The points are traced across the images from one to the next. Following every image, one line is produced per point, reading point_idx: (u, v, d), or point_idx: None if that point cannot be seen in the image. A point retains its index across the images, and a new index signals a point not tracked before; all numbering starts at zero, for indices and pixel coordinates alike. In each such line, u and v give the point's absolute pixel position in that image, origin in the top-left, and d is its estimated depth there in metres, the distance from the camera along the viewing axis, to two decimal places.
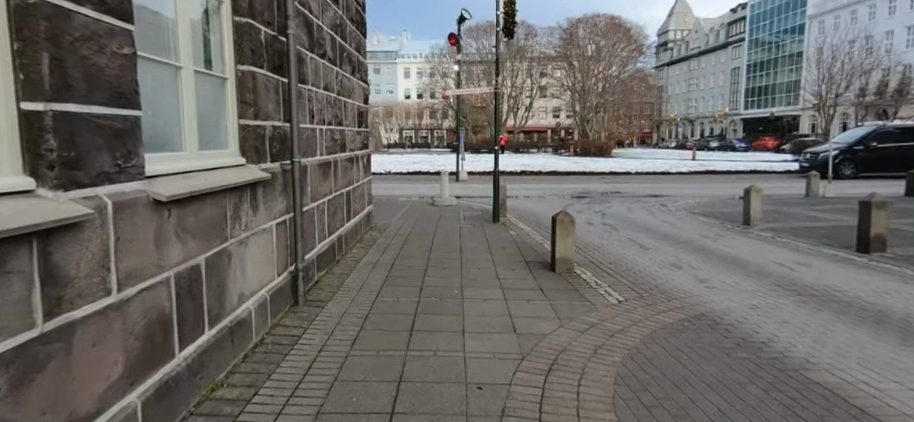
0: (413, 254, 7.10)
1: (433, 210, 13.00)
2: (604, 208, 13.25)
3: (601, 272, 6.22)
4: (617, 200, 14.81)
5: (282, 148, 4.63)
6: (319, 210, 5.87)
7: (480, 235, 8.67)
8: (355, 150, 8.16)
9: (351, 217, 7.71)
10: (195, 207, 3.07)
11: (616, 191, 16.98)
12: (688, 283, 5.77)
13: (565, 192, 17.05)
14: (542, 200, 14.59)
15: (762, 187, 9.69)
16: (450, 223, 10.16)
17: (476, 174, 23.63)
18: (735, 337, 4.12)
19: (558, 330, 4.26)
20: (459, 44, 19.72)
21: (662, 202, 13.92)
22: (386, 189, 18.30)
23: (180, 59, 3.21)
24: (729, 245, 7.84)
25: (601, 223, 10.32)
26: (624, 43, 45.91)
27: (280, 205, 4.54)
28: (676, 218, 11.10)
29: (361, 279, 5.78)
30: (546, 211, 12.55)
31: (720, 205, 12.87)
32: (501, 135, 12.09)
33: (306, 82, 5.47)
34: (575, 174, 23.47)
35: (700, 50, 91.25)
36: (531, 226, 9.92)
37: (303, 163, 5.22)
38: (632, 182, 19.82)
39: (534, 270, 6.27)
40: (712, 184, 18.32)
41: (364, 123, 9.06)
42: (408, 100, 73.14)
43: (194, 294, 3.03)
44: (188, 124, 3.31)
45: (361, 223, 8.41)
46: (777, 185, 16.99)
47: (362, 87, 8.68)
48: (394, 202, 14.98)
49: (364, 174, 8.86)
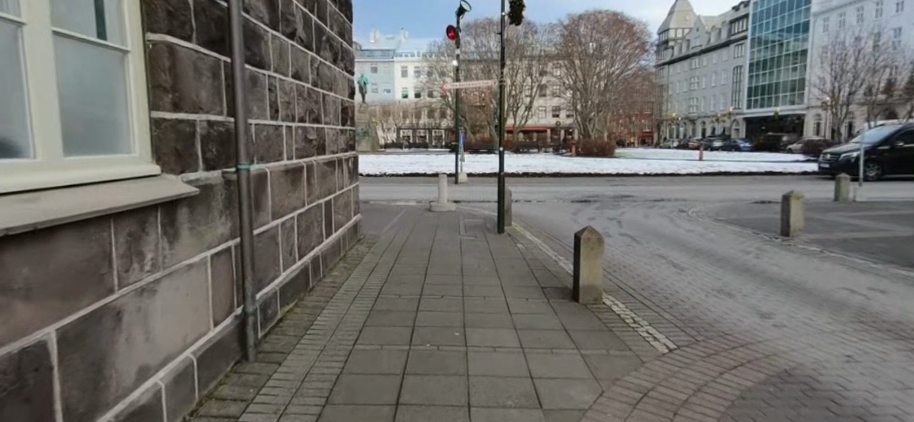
0: (404, 277, 5.94)
1: (430, 217, 11.83)
2: (617, 214, 12.09)
3: (636, 303, 5.05)
4: (630, 205, 13.65)
5: (222, 152, 3.44)
6: (284, 228, 4.69)
7: (482, 249, 7.53)
8: (337, 152, 6.97)
9: (332, 232, 6.53)
10: (36, 249, 1.89)
11: (627, 195, 15.82)
12: (747, 319, 4.61)
13: (572, 196, 15.89)
14: (549, 206, 13.42)
15: (803, 193, 8.51)
16: (447, 234, 9.02)
17: (476, 175, 22.44)
18: (850, 416, 2.94)
19: (599, 402, 3.09)
20: (458, 37, 18.52)
21: (680, 207, 12.75)
22: (380, 192, 17.13)
23: (22, 11, 2.02)
24: (777, 264, 6.66)
25: (618, 234, 9.17)
26: (628, 39, 44.70)
27: (219, 228, 3.35)
28: (701, 226, 9.95)
29: (338, 316, 4.61)
30: (554, 219, 11.39)
31: (746, 211, 11.70)
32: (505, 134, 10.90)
33: (265, 67, 4.28)
34: (580, 176, 22.31)
35: (701, 49, 90.01)
36: (540, 238, 8.76)
37: (258, 169, 4.04)
38: (642, 184, 18.68)
39: (552, 300, 5.10)
40: (729, 187, 17.17)
41: (350, 120, 7.87)
42: (406, 100, 72.07)
43: (30, 394, 1.85)
44: (38, 114, 2.11)
45: (346, 236, 7.28)
46: (800, 189, 15.86)
47: (346, 78, 7.50)
48: (388, 207, 13.82)
49: (349, 179, 7.69)
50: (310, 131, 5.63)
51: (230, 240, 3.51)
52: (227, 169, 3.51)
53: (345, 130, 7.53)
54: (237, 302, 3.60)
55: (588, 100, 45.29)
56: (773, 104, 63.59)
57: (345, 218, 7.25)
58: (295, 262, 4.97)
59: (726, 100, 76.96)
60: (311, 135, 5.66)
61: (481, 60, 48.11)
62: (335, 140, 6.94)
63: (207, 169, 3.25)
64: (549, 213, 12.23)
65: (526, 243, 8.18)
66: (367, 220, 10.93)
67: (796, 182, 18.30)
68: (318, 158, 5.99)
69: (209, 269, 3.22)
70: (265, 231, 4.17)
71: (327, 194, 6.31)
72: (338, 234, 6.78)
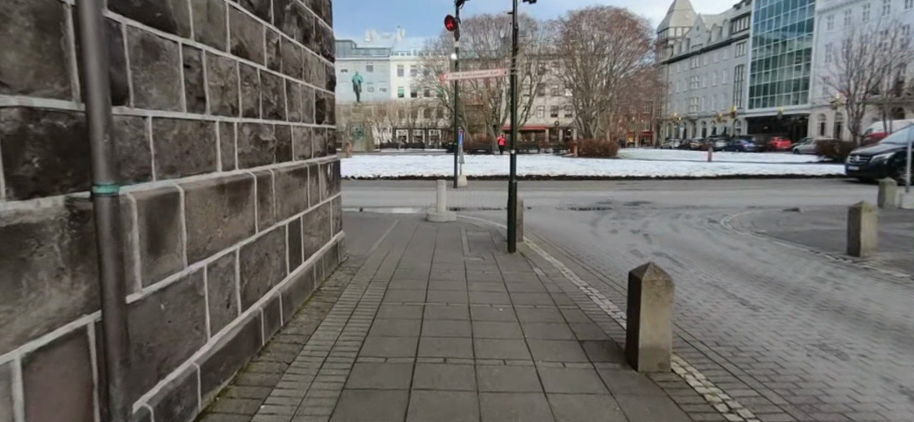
0: (394, 325, 4.46)
1: (426, 229, 10.36)
2: (640, 224, 10.66)
3: (719, 373, 3.58)
4: (651, 213, 12.22)
5: (66, 165, 1.95)
6: (217, 272, 3.22)
7: (492, 276, 6.11)
8: (309, 156, 5.49)
9: (302, 262, 5.06)
10: None
11: (645, 201, 14.38)
12: (892, 402, 3.17)
13: (585, 203, 14.45)
14: (561, 215, 11.97)
15: (876, 203, 7.09)
16: (447, 253, 7.60)
17: (476, 178, 20.98)
18: None
19: None
20: (457, 28, 17.00)
21: (710, 217, 11.35)
22: (372, 198, 15.67)
23: None
24: (873, 300, 5.24)
25: (651, 254, 7.73)
26: (631, 36, 43.26)
27: (49, 300, 1.87)
28: (745, 241, 8.54)
29: (293, 401, 3.14)
30: (570, 232, 9.95)
31: (788, 223, 10.31)
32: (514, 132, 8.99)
33: (173, 31, 2.80)
34: (587, 179, 20.88)
35: (702, 48, 88.58)
36: (558, 258, 7.31)
37: (154, 191, 2.57)
38: (657, 189, 17.25)
39: (599, 368, 3.65)
40: (753, 191, 15.81)
41: (328, 117, 6.39)
42: (402, 99, 70.45)
43: None
44: None
45: (323, 262, 5.84)
46: (834, 196, 14.54)
47: (321, 64, 6.03)
48: (380, 217, 12.35)
49: (328, 191, 6.23)
50: (265, 130, 4.14)
51: (85, 316, 2.03)
52: (78, 193, 2.01)
53: (321, 127, 6.05)
54: (100, 419, 2.12)
55: (590, 100, 43.93)
56: (777, 104, 62.34)
57: (320, 240, 5.80)
58: (237, 316, 3.52)
59: (727, 100, 75.74)
60: (267, 135, 4.18)
61: (480, 58, 46.67)
62: (306, 141, 5.45)
63: (18, 197, 1.74)
64: (565, 225, 10.77)
65: (543, 266, 6.76)
66: (353, 233, 9.48)
67: (823, 186, 16.95)
68: (279, 167, 4.53)
69: (21, 383, 1.73)
70: (172, 284, 2.69)
71: (294, 212, 4.87)
72: (310, 262, 5.32)
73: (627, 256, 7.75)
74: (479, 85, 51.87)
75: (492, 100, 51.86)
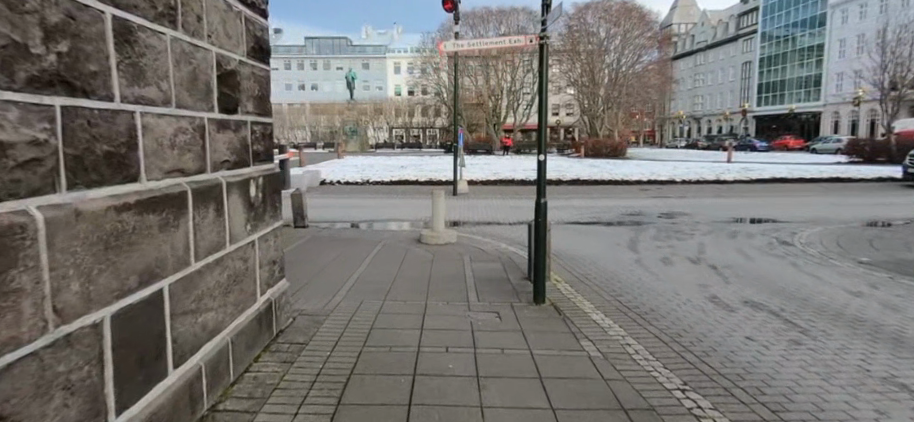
0: None
1: (415, 257, 7.87)
2: (694, 250, 8.33)
3: None
4: (698, 231, 9.92)
5: None
6: None
7: (518, 368, 3.71)
8: (196, 176, 3.03)
9: (163, 382, 2.62)
10: None
11: (682, 214, 12.08)
12: None
13: (610, 216, 12.10)
14: (589, 237, 9.56)
15: None
16: (444, 306, 5.18)
17: (478, 183, 18.69)
18: None
19: None
20: (457, 9, 14.59)
21: (779, 238, 9.03)
22: (354, 208, 13.31)
23: None
24: None
25: (741, 304, 5.32)
26: (640, 29, 40.74)
27: None
28: (860, 281, 6.18)
29: None
30: (610, 262, 7.52)
31: (888, 250, 7.98)
32: (546, 128, 5.27)
33: None
34: (601, 184, 18.55)
35: (706, 44, 86.40)
36: (611, 317, 4.89)
37: None
38: (688, 197, 14.92)
39: None
40: (804, 202, 13.56)
41: (249, 105, 3.90)
42: (398, 97, 67.98)
43: None
44: None
45: (233, 349, 3.41)
46: (907, 208, 12.25)
47: (227, 13, 3.53)
48: (362, 234, 10.01)
49: (248, 226, 3.75)
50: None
51: None
52: None
53: (234, 120, 3.61)
54: None
55: (595, 97, 41.63)
56: (786, 101, 60.20)
57: (224, 316, 3.34)
58: None
59: (734, 98, 73.38)
60: (8, 130, 1.74)
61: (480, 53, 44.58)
62: (190, 144, 2.98)
63: None
64: (599, 251, 8.36)
65: (593, 336, 4.35)
66: (310, 265, 7.00)
67: (882, 194, 14.68)
68: (83, 199, 2.09)
69: None
70: None
71: (139, 284, 2.43)
72: (191, 370, 2.89)
73: (707, 305, 5.34)
74: (478, 83, 49.42)
75: (492, 99, 49.65)
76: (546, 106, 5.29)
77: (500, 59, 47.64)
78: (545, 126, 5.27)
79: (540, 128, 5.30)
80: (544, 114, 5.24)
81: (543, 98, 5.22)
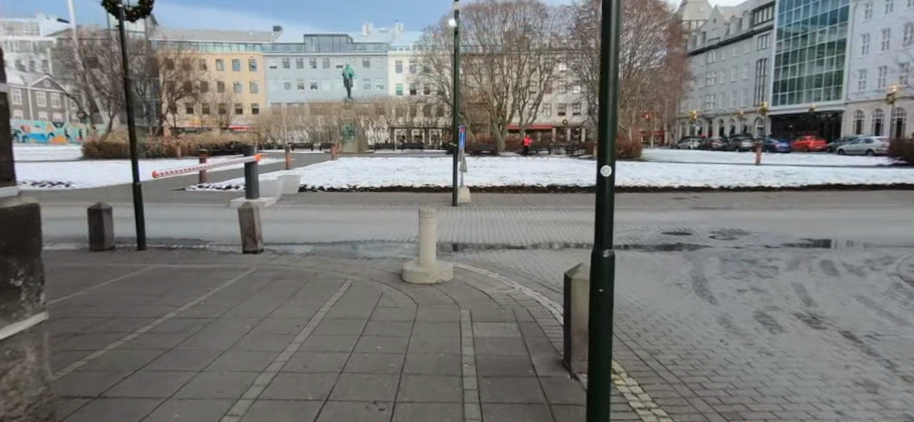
0: None
1: (387, 309, 5.30)
2: (795, 299, 5.74)
3: None
4: (777, 263, 7.43)
5: None
6: None
7: None
8: None
9: None
10: None
11: (743, 234, 9.52)
12: None
13: (648, 237, 9.60)
14: (635, 273, 7.02)
15: None
16: None
17: (480, 189, 16.21)
18: None
19: None
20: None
21: (902, 277, 6.48)
22: (331, 223, 10.81)
23: None
24: None
25: None
26: (655, 22, 38.01)
27: None
28: None
29: None
30: (683, 323, 4.98)
31: None
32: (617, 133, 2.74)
33: None
34: (625, 192, 16.00)
35: (719, 42, 83.50)
36: None
37: None
38: (736, 209, 12.34)
39: None
40: (888, 217, 10.95)
41: None
42: (399, 96, 65.40)
43: None
44: None
45: None
46: None
47: None
48: (325, 265, 7.49)
49: None
50: None
51: None
52: None
53: None
54: None
55: None
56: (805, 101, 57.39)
57: None
58: None
59: (747, 98, 70.41)
60: None
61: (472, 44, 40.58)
62: None
63: None
64: (659, 299, 5.84)
65: None
66: (225, 335, 4.49)
67: None
68: None
69: None
70: None
71: None
72: None
73: None
74: (481, 79, 47.06)
75: (497, 97, 46.98)
76: (617, 81, 2.78)
77: (505, 55, 45.14)
78: (614, 114, 2.74)
79: (606, 124, 2.76)
80: (610, 97, 2.74)
81: (609, 66, 2.73)
